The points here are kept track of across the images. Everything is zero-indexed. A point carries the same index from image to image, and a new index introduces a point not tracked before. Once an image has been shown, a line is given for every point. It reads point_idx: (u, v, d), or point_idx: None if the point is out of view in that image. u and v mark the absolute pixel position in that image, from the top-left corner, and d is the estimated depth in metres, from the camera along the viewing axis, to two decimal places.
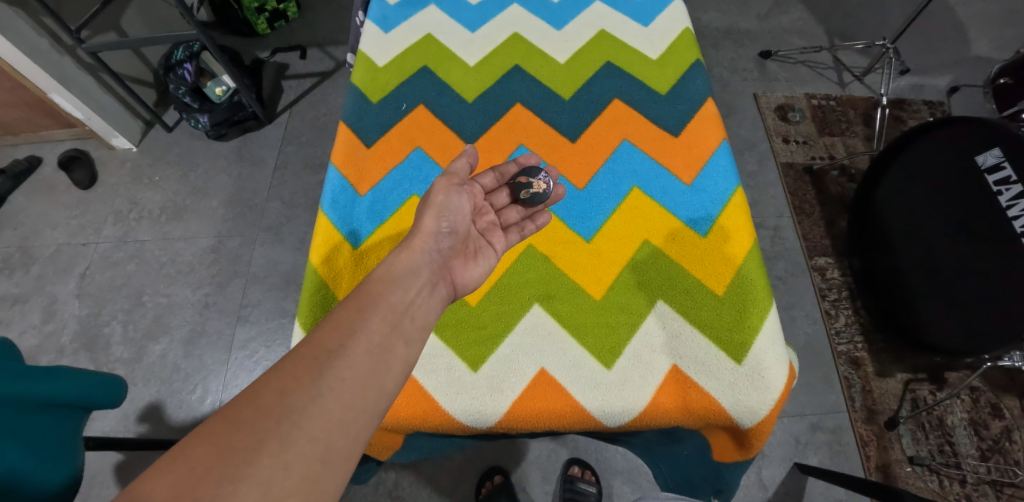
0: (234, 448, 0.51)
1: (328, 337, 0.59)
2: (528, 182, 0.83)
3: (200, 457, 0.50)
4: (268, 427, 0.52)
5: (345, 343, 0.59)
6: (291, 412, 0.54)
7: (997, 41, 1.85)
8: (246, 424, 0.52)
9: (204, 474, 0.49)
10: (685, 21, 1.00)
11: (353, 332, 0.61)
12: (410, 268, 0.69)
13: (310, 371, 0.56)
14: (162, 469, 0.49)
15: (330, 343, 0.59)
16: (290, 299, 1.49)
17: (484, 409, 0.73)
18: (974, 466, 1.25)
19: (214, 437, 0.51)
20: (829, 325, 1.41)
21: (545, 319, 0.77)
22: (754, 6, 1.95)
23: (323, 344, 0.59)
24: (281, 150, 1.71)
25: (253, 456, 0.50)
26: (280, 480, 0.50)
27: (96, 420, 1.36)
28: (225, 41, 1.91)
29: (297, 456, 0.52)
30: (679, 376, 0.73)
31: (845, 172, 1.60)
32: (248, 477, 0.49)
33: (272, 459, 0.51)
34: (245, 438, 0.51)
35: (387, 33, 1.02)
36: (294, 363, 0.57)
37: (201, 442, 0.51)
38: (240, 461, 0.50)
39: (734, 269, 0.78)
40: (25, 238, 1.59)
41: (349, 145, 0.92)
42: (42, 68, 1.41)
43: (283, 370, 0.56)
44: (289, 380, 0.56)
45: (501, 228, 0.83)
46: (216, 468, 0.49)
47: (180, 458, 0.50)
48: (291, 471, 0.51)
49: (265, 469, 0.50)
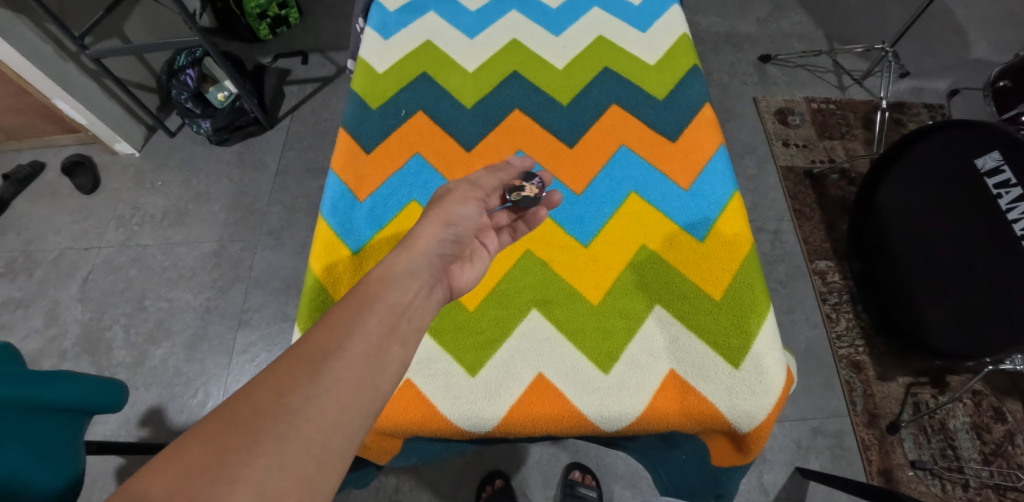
0: (232, 448, 0.51)
1: (326, 339, 0.59)
2: (520, 185, 0.80)
3: (197, 457, 0.50)
4: (267, 430, 0.52)
5: (343, 344, 0.59)
6: (290, 414, 0.53)
7: (997, 44, 1.86)
8: (242, 424, 0.52)
9: (200, 474, 0.49)
10: (683, 27, 1.00)
11: (351, 335, 0.60)
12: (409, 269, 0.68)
13: (306, 372, 0.56)
14: (161, 466, 0.49)
15: (328, 345, 0.59)
16: (291, 303, 1.50)
17: (481, 413, 0.73)
18: (976, 470, 1.25)
19: (211, 437, 0.51)
20: (830, 329, 1.41)
21: (543, 324, 0.78)
22: (753, 10, 1.95)
23: (321, 346, 0.58)
24: (283, 155, 1.72)
25: (250, 457, 0.51)
26: (274, 480, 0.50)
27: (97, 425, 1.36)
28: (228, 47, 1.93)
29: (293, 457, 0.52)
30: (677, 380, 0.73)
31: (845, 175, 1.60)
32: (244, 478, 0.49)
33: (267, 459, 0.51)
34: (242, 439, 0.51)
35: (386, 40, 1.03)
36: (291, 363, 0.57)
37: (198, 442, 0.51)
38: (237, 462, 0.50)
39: (732, 274, 0.78)
40: (28, 242, 1.60)
41: (348, 151, 0.93)
42: (47, 75, 1.42)
43: (280, 371, 0.56)
44: (288, 383, 0.55)
45: (493, 229, 0.81)
46: (212, 467, 0.49)
47: (179, 456, 0.50)
48: (286, 471, 0.51)
49: (261, 470, 0.50)
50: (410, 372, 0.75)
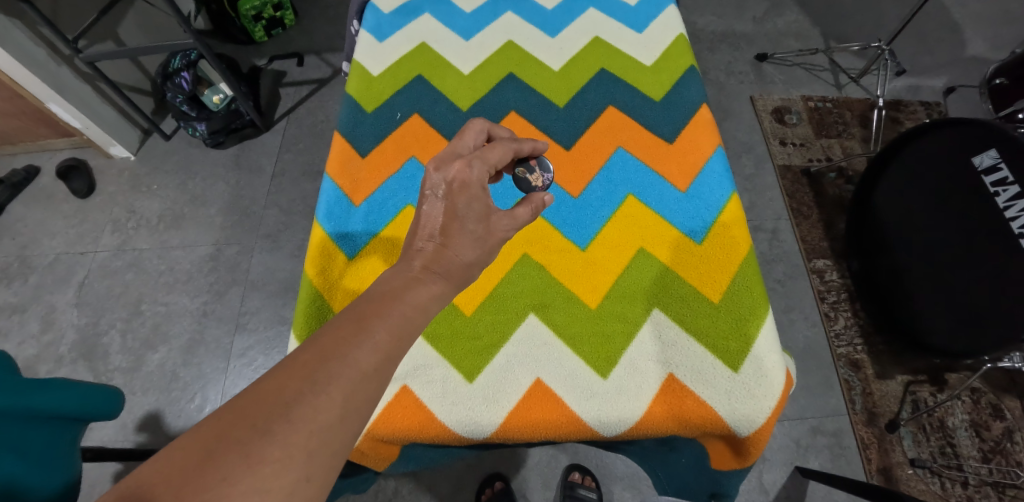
0: (259, 459, 0.46)
1: (356, 351, 0.53)
2: (534, 168, 0.84)
3: (224, 465, 0.45)
4: (297, 441, 0.48)
5: (381, 367, 0.54)
6: (322, 426, 0.49)
7: (992, 41, 1.86)
8: (271, 434, 0.47)
9: (228, 483, 0.45)
10: (679, 27, 1.00)
11: (389, 358, 0.55)
12: (430, 275, 0.62)
13: (321, 381, 0.51)
14: (188, 474, 0.45)
15: (366, 365, 0.53)
16: (289, 306, 1.49)
17: (479, 420, 0.72)
18: (976, 467, 1.25)
19: (236, 444, 0.47)
20: (829, 328, 1.41)
21: (540, 329, 0.77)
22: (749, 9, 1.95)
23: (359, 364, 0.53)
24: (279, 157, 1.72)
25: (279, 469, 0.46)
26: (301, 493, 0.47)
27: (95, 430, 1.35)
28: (223, 49, 1.92)
29: (320, 467, 0.49)
30: (675, 385, 0.73)
31: (843, 174, 1.60)
32: (272, 492, 0.46)
33: (297, 471, 0.47)
34: (271, 451, 0.47)
35: (380, 42, 1.02)
36: (308, 369, 0.51)
37: (224, 448, 0.46)
38: (265, 473, 0.46)
39: (729, 276, 0.78)
40: (24, 247, 1.59)
41: (343, 155, 0.92)
42: (41, 79, 1.41)
43: (306, 378, 0.50)
44: (318, 391, 0.50)
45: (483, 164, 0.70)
46: (239, 479, 0.45)
47: (205, 463, 0.45)
48: (312, 482, 0.48)
49: (288, 483, 0.47)
50: (407, 379, 0.75)
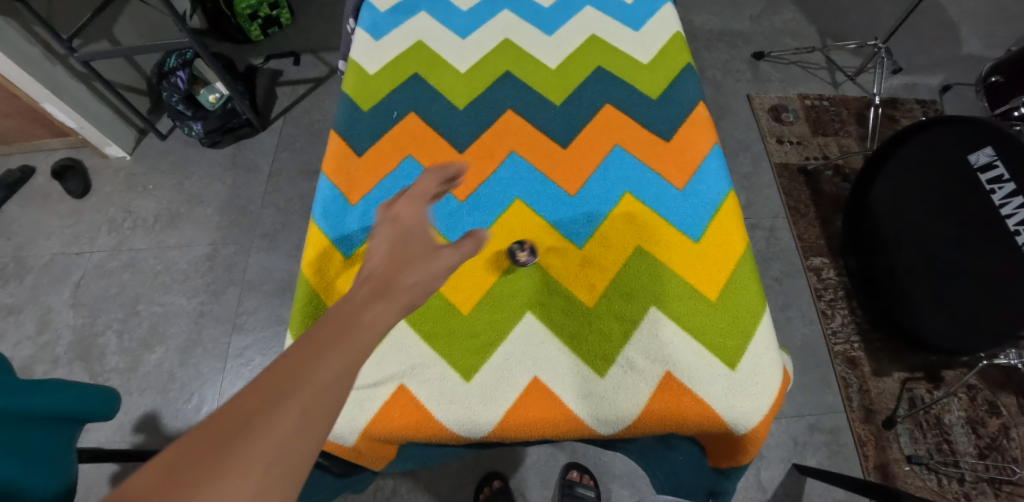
0: (217, 478, 0.42)
1: (322, 359, 0.48)
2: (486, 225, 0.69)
3: (180, 485, 0.41)
4: (256, 462, 0.43)
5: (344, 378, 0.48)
6: (283, 441, 0.44)
7: (988, 39, 1.87)
8: (230, 451, 0.43)
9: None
10: (676, 26, 1.00)
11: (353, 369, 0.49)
12: (379, 296, 0.54)
13: (283, 393, 0.46)
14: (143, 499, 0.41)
15: (331, 373, 0.48)
16: (286, 306, 1.49)
17: (476, 419, 0.70)
18: (972, 464, 1.25)
19: (193, 464, 0.42)
20: (825, 326, 1.41)
21: (537, 327, 0.75)
22: (746, 7, 1.95)
23: (322, 374, 0.47)
24: (276, 157, 1.71)
25: (238, 489, 0.42)
26: None
27: (90, 431, 1.35)
28: (219, 48, 1.91)
29: (284, 483, 0.44)
30: (674, 383, 0.71)
31: (839, 171, 1.61)
32: None
33: (257, 490, 0.42)
34: (229, 471, 0.42)
35: (377, 41, 1.02)
36: (267, 381, 0.46)
37: (180, 469, 0.42)
38: (224, 493, 0.41)
39: (727, 274, 0.78)
40: (19, 248, 1.59)
41: (338, 154, 0.90)
42: (35, 78, 1.40)
43: (266, 389, 0.46)
44: (281, 403, 0.45)
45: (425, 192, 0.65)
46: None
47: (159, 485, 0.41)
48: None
49: None
50: (404, 377, 0.72)
